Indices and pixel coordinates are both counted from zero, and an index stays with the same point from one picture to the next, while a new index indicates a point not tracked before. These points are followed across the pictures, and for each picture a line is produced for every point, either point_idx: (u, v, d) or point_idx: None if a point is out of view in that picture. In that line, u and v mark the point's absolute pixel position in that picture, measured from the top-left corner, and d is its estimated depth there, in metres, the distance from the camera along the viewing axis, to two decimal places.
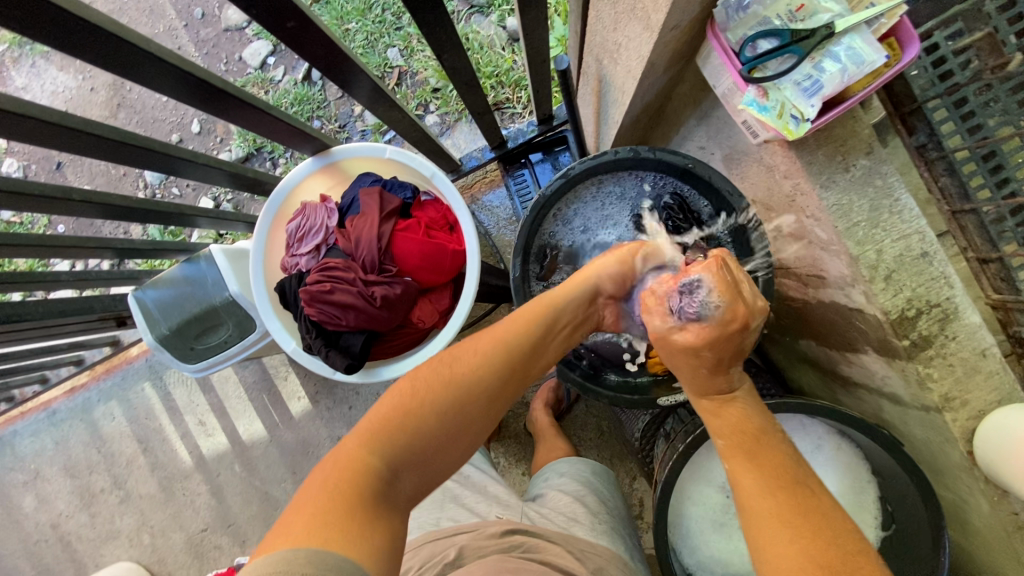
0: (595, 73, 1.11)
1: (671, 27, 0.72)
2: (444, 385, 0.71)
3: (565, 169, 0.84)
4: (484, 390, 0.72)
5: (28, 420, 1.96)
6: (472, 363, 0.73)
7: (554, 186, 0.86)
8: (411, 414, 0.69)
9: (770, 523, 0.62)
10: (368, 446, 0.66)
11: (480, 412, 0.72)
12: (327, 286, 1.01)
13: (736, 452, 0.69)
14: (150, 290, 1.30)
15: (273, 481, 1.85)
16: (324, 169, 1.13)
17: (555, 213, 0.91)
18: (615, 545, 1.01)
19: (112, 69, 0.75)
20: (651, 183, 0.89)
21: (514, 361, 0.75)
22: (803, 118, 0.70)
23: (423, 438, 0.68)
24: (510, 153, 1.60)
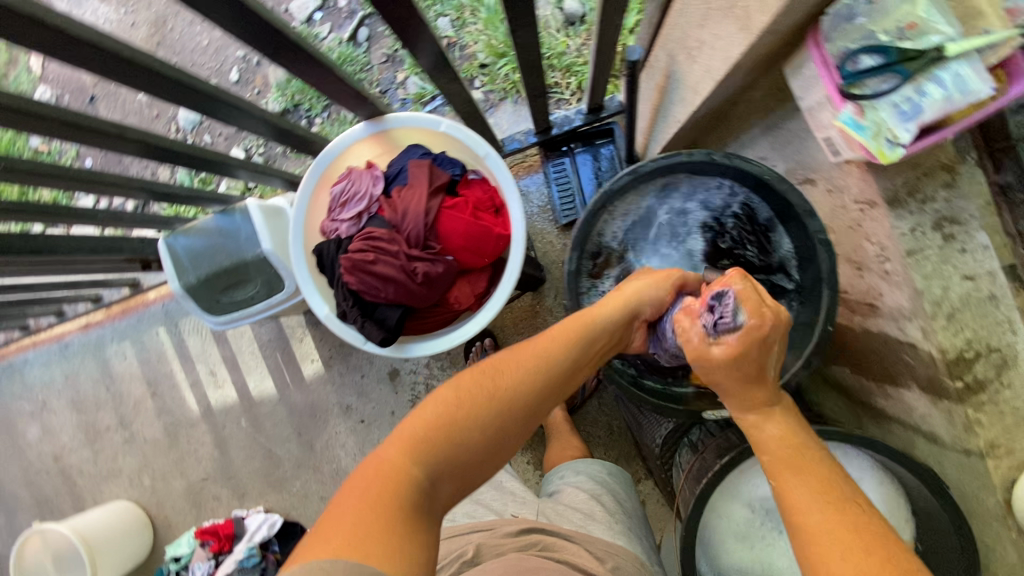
0: (663, 68, 1.07)
1: (772, 32, 0.68)
2: (485, 401, 0.69)
3: (635, 165, 0.78)
4: (522, 406, 0.71)
5: (39, 351, 1.96)
6: (517, 377, 0.71)
7: (621, 182, 0.80)
8: (451, 426, 0.68)
9: (825, 541, 0.61)
10: (406, 456, 0.66)
11: (517, 427, 0.71)
12: (370, 257, 0.99)
13: (782, 469, 0.68)
14: (182, 237, 1.29)
15: (278, 439, 1.86)
16: (373, 134, 1.09)
17: (612, 210, 0.86)
18: (633, 546, 1.02)
19: None
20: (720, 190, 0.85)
21: (553, 379, 0.73)
22: (897, 142, 0.67)
23: (461, 450, 0.68)
24: (552, 140, 1.57)
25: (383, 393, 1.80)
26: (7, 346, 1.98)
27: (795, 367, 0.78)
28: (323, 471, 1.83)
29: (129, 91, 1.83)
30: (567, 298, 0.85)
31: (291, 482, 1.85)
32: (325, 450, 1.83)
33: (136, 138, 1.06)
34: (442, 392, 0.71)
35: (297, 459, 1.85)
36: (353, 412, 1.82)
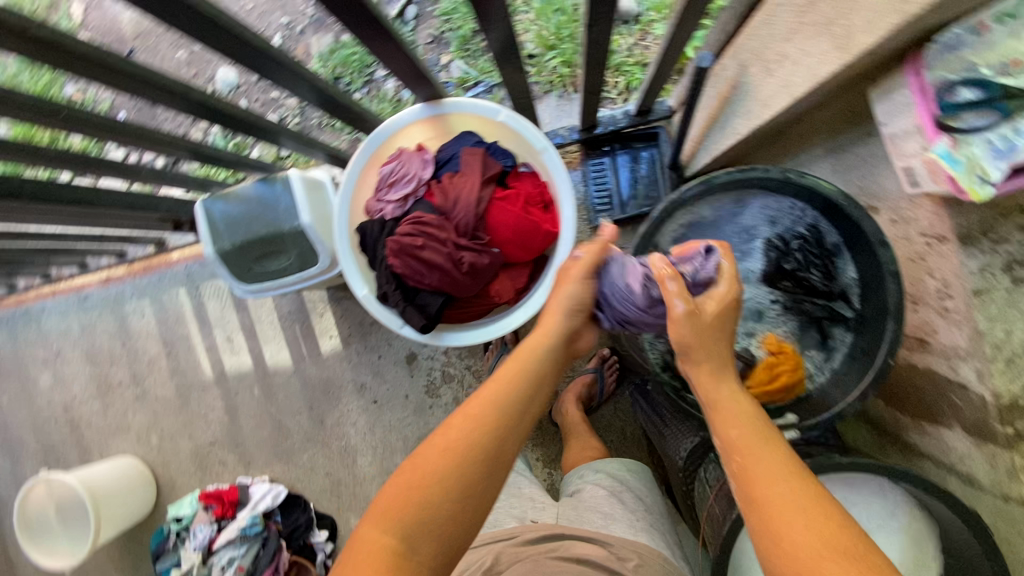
0: (730, 78, 1.05)
1: (873, 55, 0.66)
2: (439, 454, 0.69)
3: (709, 175, 0.78)
4: (479, 445, 0.70)
5: (59, 299, 1.96)
6: (465, 416, 0.72)
7: (693, 190, 0.81)
8: (413, 488, 0.67)
9: (786, 511, 0.61)
10: (380, 529, 0.65)
11: (482, 475, 0.69)
12: (418, 242, 0.98)
13: (745, 447, 0.69)
14: (219, 202, 1.27)
15: (290, 411, 1.86)
16: (429, 117, 1.07)
17: (676, 217, 0.86)
18: (655, 542, 1.01)
19: None
20: (789, 210, 0.84)
21: (505, 414, 0.73)
22: (987, 180, 0.66)
23: (431, 513, 0.66)
24: (596, 138, 1.55)
25: (399, 375, 1.80)
26: (27, 291, 1.98)
27: (847, 395, 0.79)
28: (332, 447, 1.83)
29: (169, 46, 1.80)
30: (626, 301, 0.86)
31: (298, 454, 1.86)
32: (336, 426, 1.83)
33: (192, 95, 1.02)
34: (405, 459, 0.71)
35: (306, 432, 1.85)
36: (366, 391, 1.81)
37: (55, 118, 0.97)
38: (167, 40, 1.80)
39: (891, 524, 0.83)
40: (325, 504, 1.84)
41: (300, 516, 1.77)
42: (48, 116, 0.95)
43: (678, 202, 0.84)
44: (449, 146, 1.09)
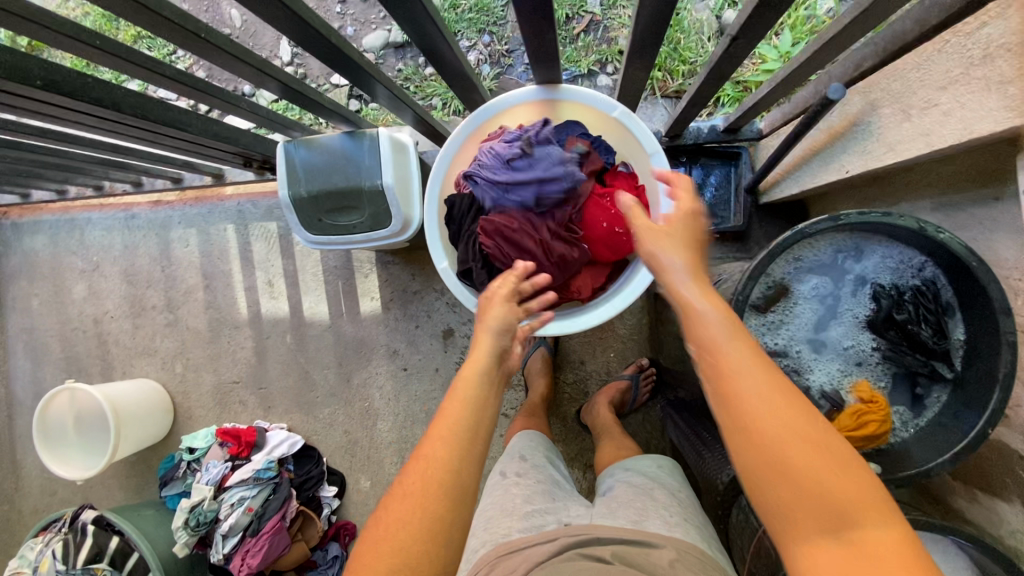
0: (849, 115, 1.04)
1: None
2: (399, 503, 0.68)
3: (841, 213, 0.77)
4: (441, 482, 0.69)
5: (106, 214, 1.96)
6: (423, 457, 0.70)
7: (821, 225, 0.79)
8: (380, 542, 0.66)
9: (754, 406, 0.59)
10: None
11: (443, 519, 0.67)
12: (513, 224, 0.97)
13: (704, 327, 0.66)
14: (302, 148, 1.26)
15: (318, 364, 1.86)
16: (542, 100, 1.06)
17: (793, 249, 0.85)
18: (692, 537, 0.91)
19: None
20: (907, 262, 0.83)
21: (455, 440, 0.72)
22: None
23: (403, 563, 0.64)
24: (678, 148, 1.51)
25: (433, 348, 1.79)
26: (74, 201, 1.97)
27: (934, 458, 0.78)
28: (354, 407, 1.84)
29: None
30: None
31: (319, 408, 1.86)
32: (361, 387, 1.84)
33: (321, 38, 1.01)
34: (373, 513, 0.70)
35: (331, 388, 1.85)
36: (398, 358, 1.82)
37: (191, 37, 0.95)
38: None
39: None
40: (337, 461, 1.85)
41: (313, 468, 1.78)
42: (190, 35, 0.94)
43: (800, 235, 0.81)
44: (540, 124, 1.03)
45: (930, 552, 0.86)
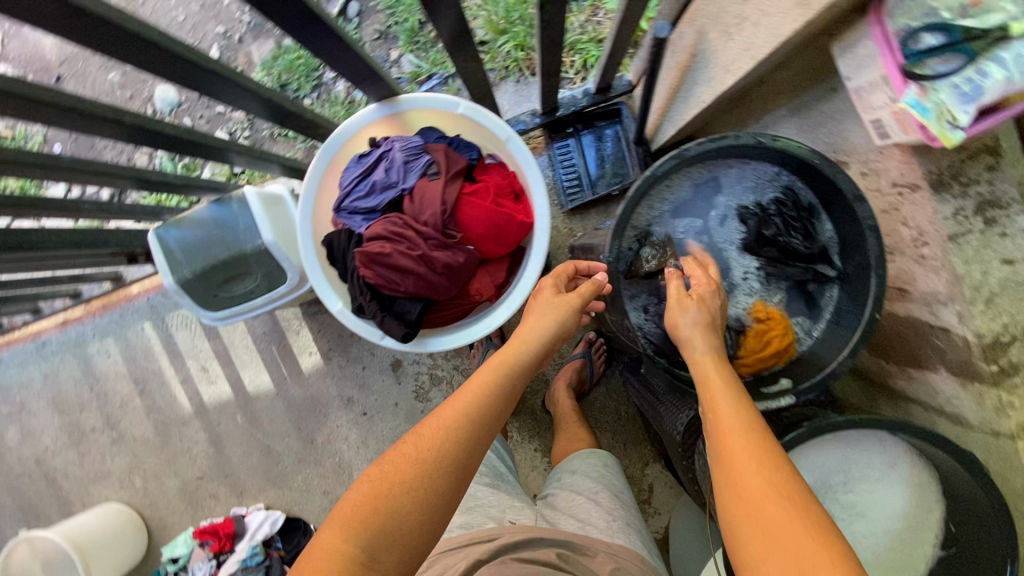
0: (688, 46, 1.03)
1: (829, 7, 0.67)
2: (408, 463, 0.64)
3: (682, 149, 0.77)
4: (457, 453, 0.66)
5: (15, 350, 1.84)
6: (438, 429, 0.67)
7: (667, 165, 0.79)
8: (381, 494, 0.62)
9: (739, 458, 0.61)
10: (340, 535, 0.60)
11: (446, 493, 0.64)
12: (386, 249, 0.94)
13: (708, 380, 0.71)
14: (172, 229, 1.20)
15: (277, 435, 1.80)
16: (387, 117, 1.03)
17: (655, 197, 0.87)
18: (633, 542, 0.98)
19: None
20: (764, 177, 0.86)
21: (479, 429, 0.69)
22: (956, 124, 0.64)
23: (398, 525, 0.61)
24: (558, 121, 1.49)
25: (386, 384, 1.75)
26: None
27: (838, 355, 0.79)
28: (325, 466, 1.77)
29: (100, 69, 1.70)
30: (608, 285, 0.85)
31: (291, 476, 1.79)
32: (327, 444, 1.78)
33: (114, 120, 0.91)
34: (374, 463, 0.66)
35: (297, 454, 1.79)
36: (355, 405, 1.77)
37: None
38: (97, 62, 1.70)
39: (889, 475, 0.86)
40: None
41: (301, 538, 1.71)
42: None
43: (654, 179, 0.81)
44: (394, 139, 1.02)
45: (871, 446, 0.85)
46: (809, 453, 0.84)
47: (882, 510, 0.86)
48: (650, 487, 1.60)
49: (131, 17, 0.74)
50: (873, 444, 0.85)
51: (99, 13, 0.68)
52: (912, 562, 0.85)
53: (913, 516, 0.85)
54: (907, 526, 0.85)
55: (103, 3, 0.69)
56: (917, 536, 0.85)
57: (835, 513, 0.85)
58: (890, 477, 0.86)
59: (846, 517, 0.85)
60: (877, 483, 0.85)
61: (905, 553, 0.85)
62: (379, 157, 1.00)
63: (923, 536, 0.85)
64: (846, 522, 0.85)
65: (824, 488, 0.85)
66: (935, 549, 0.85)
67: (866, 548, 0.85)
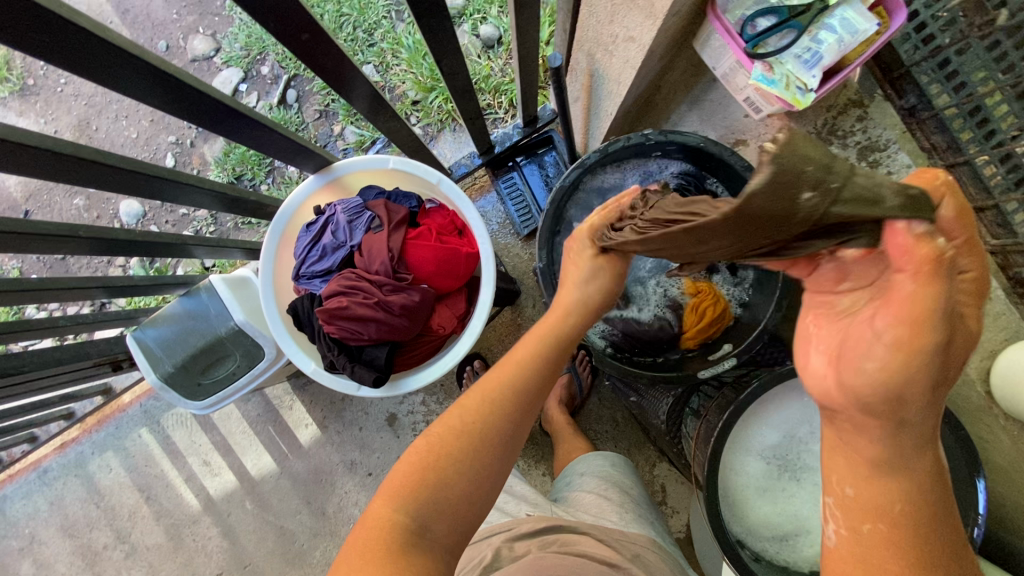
0: (585, 68, 1.12)
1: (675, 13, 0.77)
2: (456, 435, 0.66)
3: (582, 159, 0.95)
4: (507, 412, 0.69)
5: (17, 482, 1.81)
6: (491, 390, 0.70)
7: (572, 176, 0.97)
8: (434, 462, 0.64)
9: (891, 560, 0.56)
10: (391, 503, 0.62)
11: (495, 458, 0.66)
12: (343, 303, 1.00)
13: (887, 484, 0.58)
14: (149, 329, 1.26)
15: (288, 514, 1.79)
16: (327, 185, 1.12)
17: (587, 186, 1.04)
18: (647, 530, 1.01)
19: (94, 80, 0.65)
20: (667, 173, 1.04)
21: (523, 400, 0.70)
22: (807, 88, 0.79)
23: (449, 494, 0.63)
24: (497, 158, 1.56)
25: (385, 440, 1.77)
26: None
27: (768, 311, 0.96)
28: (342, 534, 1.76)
29: (64, 198, 1.79)
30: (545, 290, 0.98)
31: (309, 554, 1.76)
32: (339, 512, 1.77)
33: (68, 238, 0.95)
34: (421, 437, 0.68)
35: (311, 529, 1.77)
36: (359, 467, 1.77)
37: None
38: (60, 191, 1.79)
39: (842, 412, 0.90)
40: None
41: None
42: None
43: (565, 190, 0.98)
44: (336, 204, 1.10)
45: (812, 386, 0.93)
46: (767, 409, 0.94)
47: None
48: (663, 487, 1.59)
49: (63, 141, 0.78)
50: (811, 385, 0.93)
51: (32, 144, 0.73)
52: None
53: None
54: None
55: (34, 133, 0.74)
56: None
57: (814, 462, 0.93)
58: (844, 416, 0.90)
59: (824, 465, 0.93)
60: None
61: None
62: (325, 224, 1.08)
63: None
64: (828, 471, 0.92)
65: (794, 441, 0.94)
66: None
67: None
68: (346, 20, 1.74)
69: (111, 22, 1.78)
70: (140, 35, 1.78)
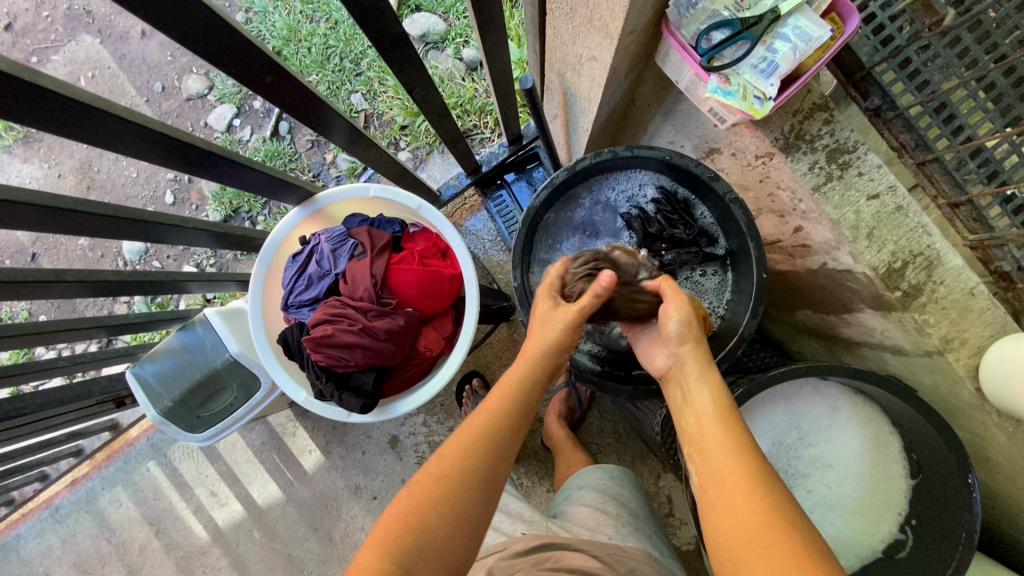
0: (559, 87, 1.15)
1: (628, 32, 0.79)
2: (435, 480, 0.68)
3: (550, 179, 0.97)
4: (483, 462, 0.70)
5: (30, 521, 1.82)
6: (465, 441, 0.71)
7: (543, 196, 1.00)
8: (416, 511, 0.66)
9: (715, 448, 0.67)
10: (377, 553, 0.63)
11: (476, 504, 0.68)
12: (328, 330, 1.02)
13: (697, 396, 0.72)
14: (147, 364, 1.26)
15: (296, 541, 1.78)
16: (311, 216, 1.14)
17: (560, 201, 1.07)
18: (644, 545, 0.99)
19: (71, 137, 0.69)
20: (641, 186, 1.06)
21: (497, 446, 0.72)
22: (765, 97, 0.81)
23: (432, 543, 0.64)
24: (485, 177, 1.57)
25: (389, 463, 1.77)
26: None
27: (744, 318, 0.96)
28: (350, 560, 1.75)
29: (69, 239, 1.84)
30: (522, 309, 1.00)
31: None
32: (346, 537, 1.77)
33: (55, 283, 0.96)
34: (405, 487, 0.69)
35: (319, 556, 1.77)
36: (363, 491, 1.77)
37: None
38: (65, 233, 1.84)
39: (837, 417, 1.01)
40: None
41: None
42: None
43: (537, 209, 1.01)
44: (320, 234, 1.12)
45: (815, 389, 1.01)
46: (761, 415, 1.01)
47: (843, 454, 1.00)
48: (670, 499, 1.56)
49: (42, 193, 0.79)
50: (811, 392, 1.01)
51: (10, 198, 0.74)
52: (892, 498, 0.98)
53: (876, 452, 0.99)
54: (874, 464, 0.99)
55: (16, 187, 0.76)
56: (889, 471, 0.99)
57: (803, 467, 1.00)
58: (840, 419, 1.01)
59: (814, 470, 1.00)
60: (830, 430, 1.01)
61: (881, 493, 0.98)
62: (311, 253, 1.11)
63: (893, 468, 0.99)
64: (817, 474, 1.00)
65: (784, 446, 1.01)
66: (908, 480, 0.97)
67: (843, 492, 0.99)
68: (333, 50, 1.78)
69: (108, 67, 1.84)
70: (136, 78, 1.84)
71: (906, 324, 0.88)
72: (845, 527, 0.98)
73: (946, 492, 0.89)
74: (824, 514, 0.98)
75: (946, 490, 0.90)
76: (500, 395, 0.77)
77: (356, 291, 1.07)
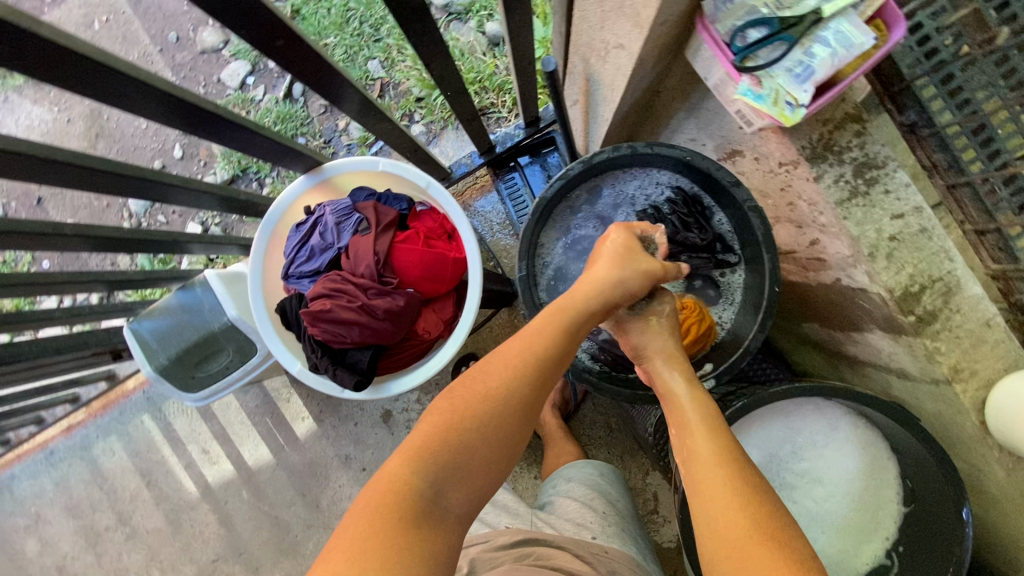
0: (583, 72, 1.11)
1: (659, 23, 0.76)
2: (479, 399, 0.68)
3: (563, 171, 0.95)
4: (525, 394, 0.70)
5: (26, 462, 1.85)
6: (507, 370, 0.71)
7: (555, 187, 0.97)
8: (452, 430, 0.66)
9: (700, 458, 0.70)
10: (408, 467, 0.63)
11: (514, 433, 0.69)
12: (328, 305, 1.01)
13: (685, 408, 0.76)
14: (145, 321, 1.25)
15: (283, 505, 1.80)
16: (318, 186, 1.12)
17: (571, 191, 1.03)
18: (628, 547, 0.99)
19: (70, 89, 0.66)
20: (658, 183, 1.03)
21: (543, 369, 0.72)
22: (798, 103, 0.78)
23: (466, 460, 0.65)
24: (499, 158, 1.53)
25: (380, 436, 1.78)
26: None
27: (752, 330, 0.94)
28: None
29: None
30: (523, 300, 0.98)
31: (302, 544, 1.78)
32: (332, 505, 1.79)
33: (53, 235, 0.94)
34: (443, 400, 0.69)
35: (305, 521, 1.79)
36: (353, 461, 1.79)
37: None
38: None
39: (834, 435, 1.00)
40: None
41: None
42: None
43: (548, 200, 0.99)
44: (326, 205, 1.11)
45: (813, 405, 1.00)
46: (756, 428, 1.00)
47: (834, 471, 0.99)
48: (655, 497, 1.56)
49: (38, 143, 0.76)
50: (811, 409, 1.00)
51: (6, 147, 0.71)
52: (881, 523, 0.96)
53: (869, 472, 0.98)
54: (865, 485, 0.98)
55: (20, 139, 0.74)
56: (879, 493, 0.97)
57: (792, 478, 0.99)
58: (837, 437, 1.00)
59: (801, 479, 0.99)
60: (823, 446, 1.00)
61: (870, 515, 0.97)
62: (315, 223, 1.09)
63: (886, 492, 0.97)
64: (805, 488, 0.99)
65: (775, 458, 1.00)
66: (900, 507, 0.96)
67: (830, 507, 0.98)
68: (354, 14, 1.72)
69: (123, 12, 1.79)
70: (150, 26, 1.79)
71: (915, 349, 0.86)
72: (830, 543, 0.97)
73: (939, 520, 0.89)
74: (809, 528, 0.98)
75: (937, 517, 0.90)
76: (559, 318, 0.76)
77: (359, 266, 1.05)
